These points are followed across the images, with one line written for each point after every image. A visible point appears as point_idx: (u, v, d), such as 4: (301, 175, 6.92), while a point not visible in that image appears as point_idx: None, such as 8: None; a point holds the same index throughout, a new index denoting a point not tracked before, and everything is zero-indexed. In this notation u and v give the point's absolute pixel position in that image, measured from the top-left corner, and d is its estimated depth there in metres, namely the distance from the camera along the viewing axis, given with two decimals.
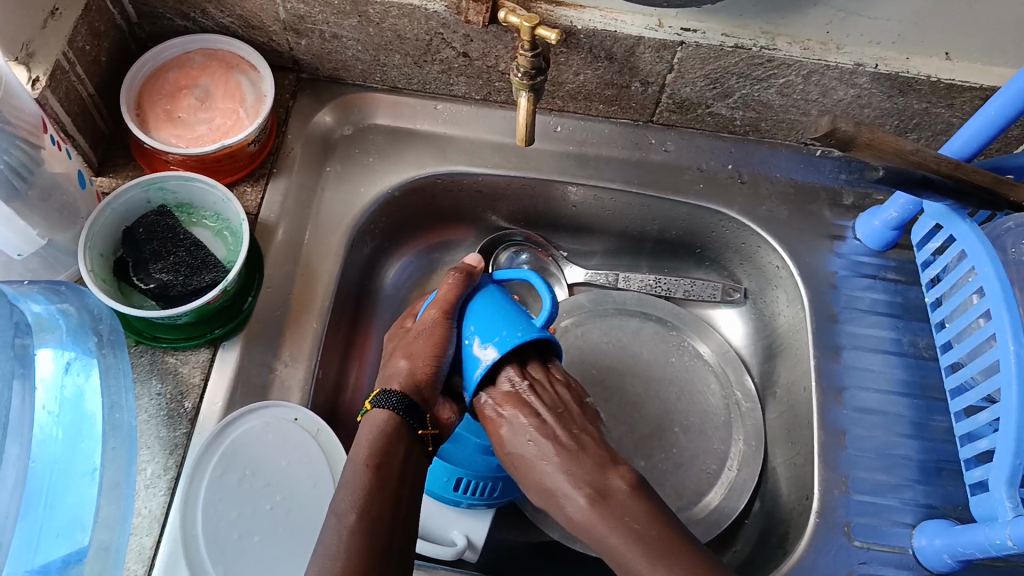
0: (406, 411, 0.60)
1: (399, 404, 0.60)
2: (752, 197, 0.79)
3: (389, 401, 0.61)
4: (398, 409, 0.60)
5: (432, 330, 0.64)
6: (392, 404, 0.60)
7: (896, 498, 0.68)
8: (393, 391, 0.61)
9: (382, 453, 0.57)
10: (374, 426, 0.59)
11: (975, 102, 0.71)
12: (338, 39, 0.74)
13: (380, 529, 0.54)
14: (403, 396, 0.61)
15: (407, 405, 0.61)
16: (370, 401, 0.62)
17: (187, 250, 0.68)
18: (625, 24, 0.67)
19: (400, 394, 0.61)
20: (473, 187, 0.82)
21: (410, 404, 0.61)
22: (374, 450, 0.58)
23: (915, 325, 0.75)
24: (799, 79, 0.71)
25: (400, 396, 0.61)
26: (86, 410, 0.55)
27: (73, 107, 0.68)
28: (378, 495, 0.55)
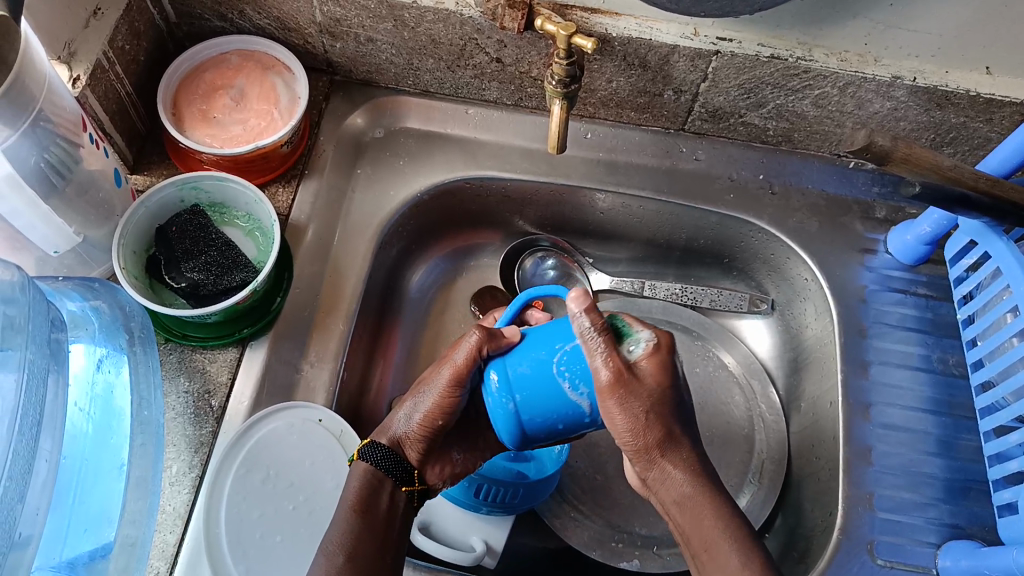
0: (391, 469, 0.58)
1: (382, 460, 0.58)
2: (783, 208, 0.79)
3: (375, 455, 0.58)
4: (381, 466, 0.57)
5: (444, 389, 0.57)
6: (378, 457, 0.58)
7: (921, 518, 0.67)
8: (379, 443, 0.59)
9: (363, 505, 0.56)
10: (354, 480, 0.57)
11: (1015, 118, 0.70)
12: (373, 42, 0.74)
13: (372, 567, 0.54)
14: (389, 451, 0.58)
15: (393, 461, 0.58)
16: (358, 449, 0.59)
17: (217, 250, 0.69)
18: (661, 32, 0.67)
19: (387, 449, 0.58)
20: (502, 192, 0.82)
21: (396, 460, 0.58)
22: (358, 497, 0.56)
23: (946, 341, 0.74)
24: (835, 90, 0.70)
25: (387, 451, 0.58)
26: (116, 405, 0.57)
27: (111, 106, 0.69)
28: (376, 523, 0.56)
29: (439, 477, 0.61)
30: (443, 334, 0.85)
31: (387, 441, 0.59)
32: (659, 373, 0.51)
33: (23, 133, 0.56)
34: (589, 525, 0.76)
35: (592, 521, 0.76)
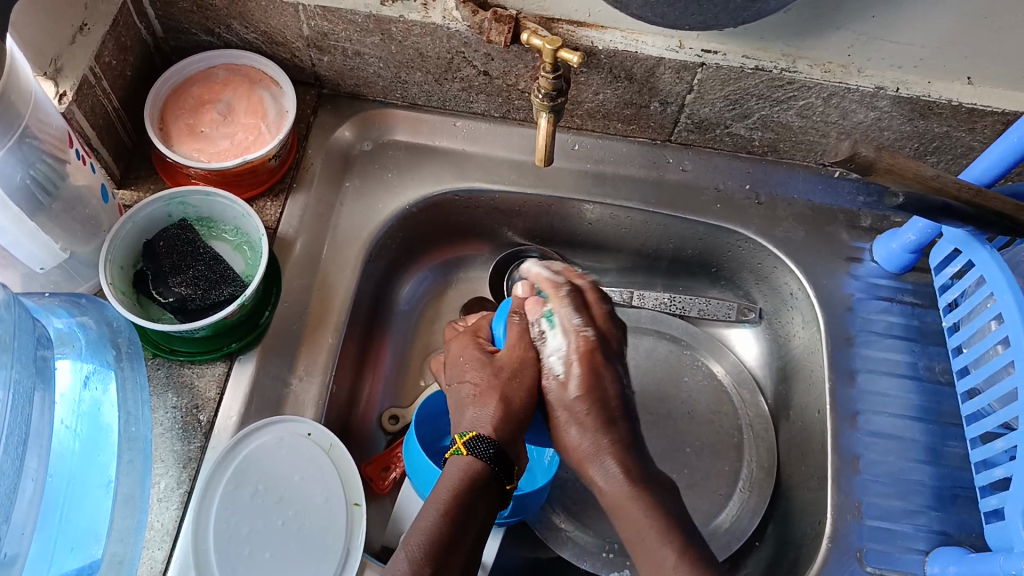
0: (496, 465, 0.56)
1: (491, 455, 0.56)
2: (769, 218, 0.79)
3: (481, 450, 0.56)
4: (489, 461, 0.56)
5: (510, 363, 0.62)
6: (486, 453, 0.56)
7: (910, 525, 0.67)
8: (485, 436, 0.57)
9: (461, 508, 0.54)
10: (458, 475, 0.55)
11: (997, 127, 0.71)
12: (360, 56, 0.75)
13: None
14: (497, 447, 0.57)
15: (497, 458, 0.56)
16: (462, 442, 0.57)
17: (205, 265, 0.69)
18: (646, 45, 0.67)
19: (491, 443, 0.57)
20: (490, 204, 0.82)
21: (501, 455, 0.57)
22: (457, 498, 0.54)
23: (932, 349, 0.74)
24: (819, 101, 0.71)
25: (493, 445, 0.57)
26: (103, 422, 0.56)
27: (98, 121, 0.69)
28: (468, 530, 0.54)
29: (528, 465, 0.61)
30: (432, 346, 0.84)
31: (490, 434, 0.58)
32: (582, 345, 0.63)
33: (8, 149, 0.56)
34: (580, 535, 0.76)
35: (583, 532, 0.76)
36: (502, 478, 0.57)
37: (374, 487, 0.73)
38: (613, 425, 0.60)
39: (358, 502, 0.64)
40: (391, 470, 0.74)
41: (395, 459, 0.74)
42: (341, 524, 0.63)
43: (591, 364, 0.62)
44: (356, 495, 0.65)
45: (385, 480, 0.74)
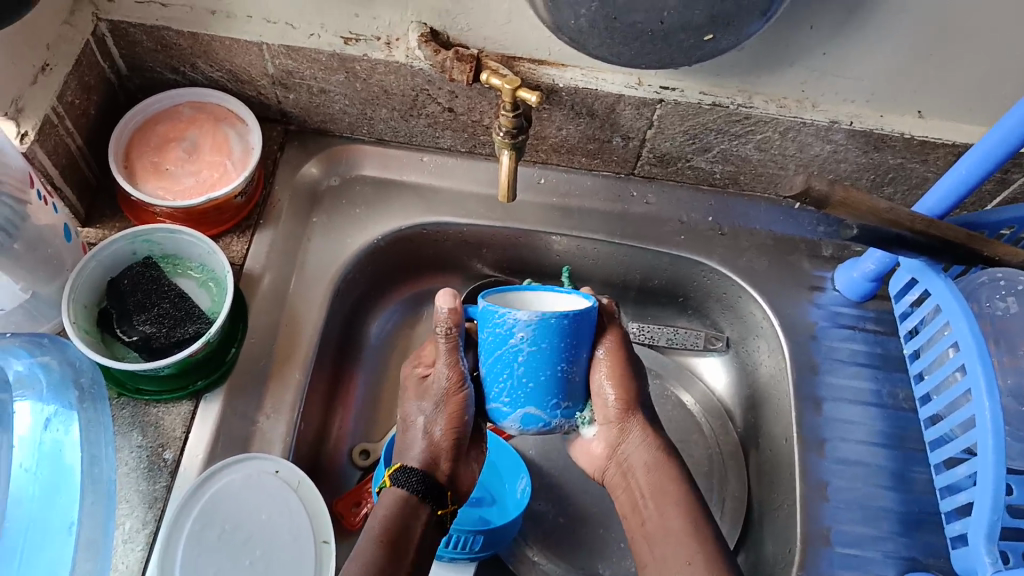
0: (424, 492, 0.60)
1: (416, 484, 0.60)
2: (732, 248, 0.80)
3: (406, 480, 0.60)
4: (417, 490, 0.60)
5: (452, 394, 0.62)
6: (411, 483, 0.60)
7: (877, 551, 0.68)
8: (411, 467, 0.61)
9: (395, 535, 0.57)
10: (387, 506, 0.59)
11: (949, 158, 0.73)
12: (325, 93, 0.75)
13: None
14: (422, 475, 0.60)
15: (425, 485, 0.60)
16: (389, 475, 0.61)
17: (170, 303, 0.68)
18: (606, 82, 0.69)
19: (420, 474, 0.60)
20: (458, 237, 0.83)
21: (428, 483, 0.60)
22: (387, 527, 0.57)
23: (895, 376, 0.76)
24: (776, 135, 0.73)
25: (420, 475, 0.60)
26: (65, 464, 0.56)
27: (62, 159, 0.69)
28: (403, 552, 0.57)
29: (470, 481, 0.66)
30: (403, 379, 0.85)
31: (416, 463, 0.61)
32: (622, 390, 0.63)
33: None
34: (553, 567, 0.76)
35: (557, 565, 0.76)
36: (435, 503, 0.61)
37: (345, 523, 0.73)
38: (667, 465, 0.66)
39: (325, 540, 0.64)
40: (362, 505, 0.74)
41: (364, 496, 0.74)
42: (309, 563, 0.63)
43: (623, 413, 0.65)
44: (324, 533, 0.64)
45: (357, 516, 0.73)
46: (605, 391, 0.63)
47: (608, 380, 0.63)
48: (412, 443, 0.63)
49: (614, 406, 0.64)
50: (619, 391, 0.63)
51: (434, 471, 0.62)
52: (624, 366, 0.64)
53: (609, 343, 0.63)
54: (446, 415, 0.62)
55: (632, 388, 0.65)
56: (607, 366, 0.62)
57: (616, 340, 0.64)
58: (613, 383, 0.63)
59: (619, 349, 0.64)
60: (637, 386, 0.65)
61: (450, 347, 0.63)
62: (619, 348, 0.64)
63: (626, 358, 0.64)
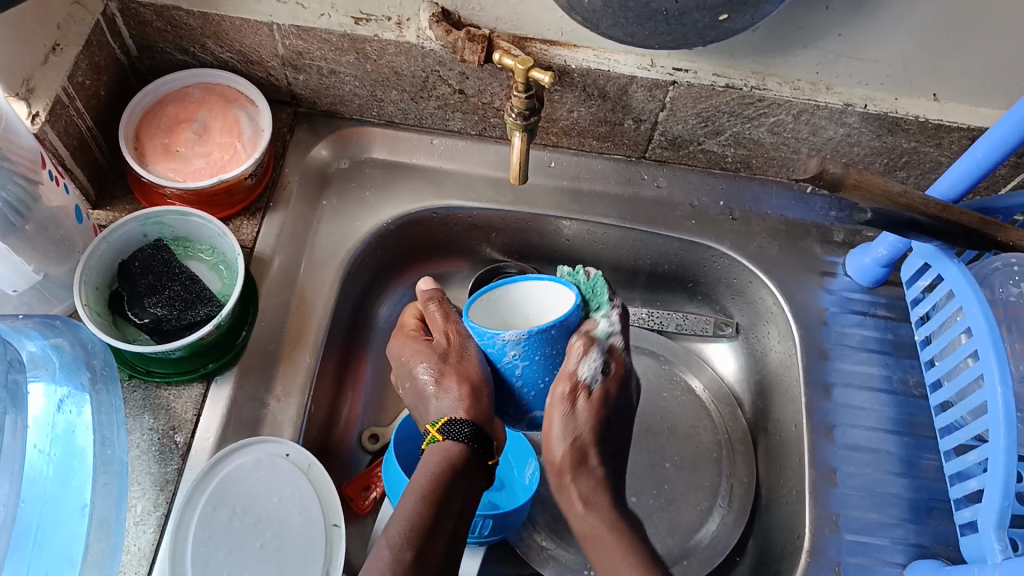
0: (475, 444, 0.58)
1: (469, 436, 0.58)
2: (743, 233, 0.80)
3: (456, 433, 0.58)
4: (468, 442, 0.58)
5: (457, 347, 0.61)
6: (463, 436, 0.58)
7: (886, 538, 0.68)
8: (459, 418, 0.58)
9: (445, 490, 0.56)
10: (438, 460, 0.57)
11: (963, 142, 0.72)
12: (336, 75, 0.75)
13: None
14: (474, 426, 0.58)
15: (475, 438, 0.58)
16: (438, 428, 0.58)
17: (181, 285, 0.69)
18: (618, 63, 0.68)
19: (471, 425, 0.58)
20: (468, 221, 0.83)
21: (479, 434, 0.58)
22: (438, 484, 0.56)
23: (905, 362, 0.75)
24: (789, 118, 0.72)
25: (472, 425, 0.58)
26: (76, 445, 0.57)
27: (73, 141, 0.69)
28: (449, 512, 0.56)
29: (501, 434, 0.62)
30: None
31: (463, 413, 0.58)
32: (567, 442, 0.59)
33: None
34: (562, 552, 0.76)
35: (566, 549, 0.76)
36: (481, 458, 0.59)
37: (354, 507, 0.73)
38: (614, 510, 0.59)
39: (336, 523, 0.64)
40: (372, 489, 0.74)
41: (374, 480, 0.74)
42: (319, 546, 0.63)
43: (565, 471, 0.60)
44: (335, 516, 0.65)
45: (367, 500, 0.74)
46: (555, 444, 0.60)
47: (551, 423, 0.60)
48: (444, 392, 0.59)
49: (559, 458, 0.60)
50: (567, 445, 0.60)
51: (483, 418, 0.59)
52: (569, 420, 0.59)
53: (566, 382, 0.58)
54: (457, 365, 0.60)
55: (586, 442, 0.60)
56: (561, 417, 0.59)
57: (570, 386, 0.58)
58: (561, 434, 0.59)
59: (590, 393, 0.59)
60: (588, 441, 0.60)
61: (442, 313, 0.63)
62: (575, 391, 0.59)
63: (580, 402, 0.59)
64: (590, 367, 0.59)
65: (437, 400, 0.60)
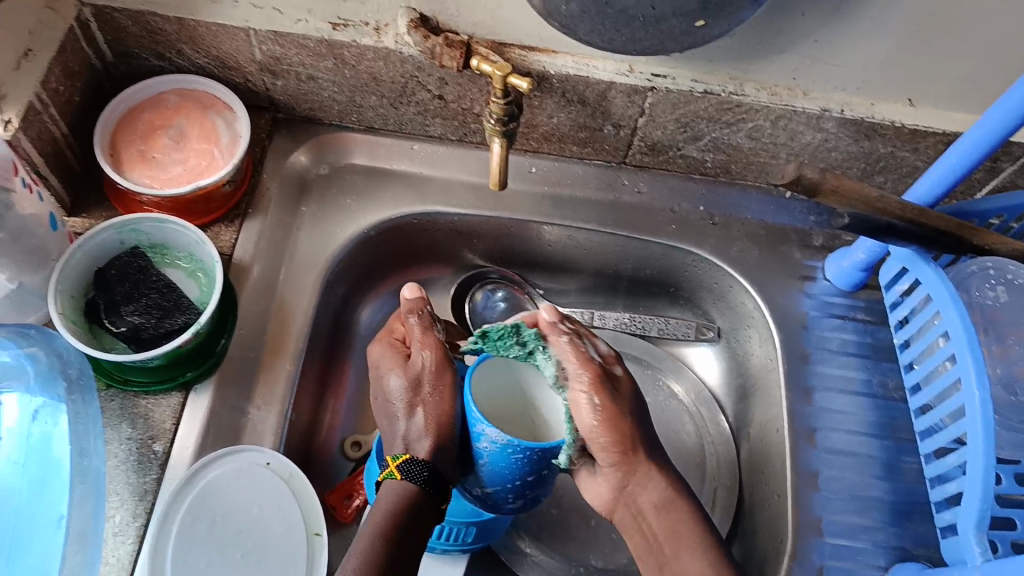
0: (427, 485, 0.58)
1: (425, 479, 0.58)
2: (724, 238, 0.80)
3: (411, 472, 0.58)
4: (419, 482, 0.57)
5: (430, 363, 0.62)
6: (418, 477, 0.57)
7: (870, 541, 0.68)
8: (417, 457, 0.58)
9: (398, 529, 0.56)
10: (390, 496, 0.57)
11: (939, 147, 0.72)
12: (313, 80, 0.74)
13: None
14: (429, 468, 0.58)
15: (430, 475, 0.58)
16: (397, 463, 0.58)
17: (159, 293, 0.68)
18: (597, 69, 0.68)
19: (426, 466, 0.58)
20: (449, 226, 0.82)
21: (434, 477, 0.58)
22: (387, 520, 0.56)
23: (885, 366, 0.76)
24: (768, 124, 0.72)
25: (429, 467, 0.58)
26: (53, 458, 0.57)
27: (46, 148, 0.68)
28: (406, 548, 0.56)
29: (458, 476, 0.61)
30: None
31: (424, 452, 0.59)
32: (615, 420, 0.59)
33: None
34: (545, 559, 0.76)
35: (549, 556, 0.76)
36: (434, 498, 0.58)
37: (337, 514, 0.73)
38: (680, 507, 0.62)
39: (318, 532, 0.64)
40: (354, 498, 0.73)
41: (357, 487, 0.73)
42: (301, 556, 0.63)
43: (625, 448, 0.60)
44: (317, 525, 0.65)
45: (349, 508, 0.73)
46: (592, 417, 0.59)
47: (607, 423, 0.59)
48: (412, 412, 0.60)
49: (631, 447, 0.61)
50: (637, 428, 0.61)
51: (440, 460, 0.59)
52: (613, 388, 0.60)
53: (594, 370, 0.59)
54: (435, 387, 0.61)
55: (638, 420, 0.62)
56: (614, 403, 0.59)
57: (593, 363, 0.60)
58: (606, 419, 0.58)
59: (626, 375, 0.63)
60: (638, 419, 0.61)
61: (422, 323, 0.65)
62: (607, 383, 0.60)
63: (622, 382, 0.62)
64: (592, 357, 0.61)
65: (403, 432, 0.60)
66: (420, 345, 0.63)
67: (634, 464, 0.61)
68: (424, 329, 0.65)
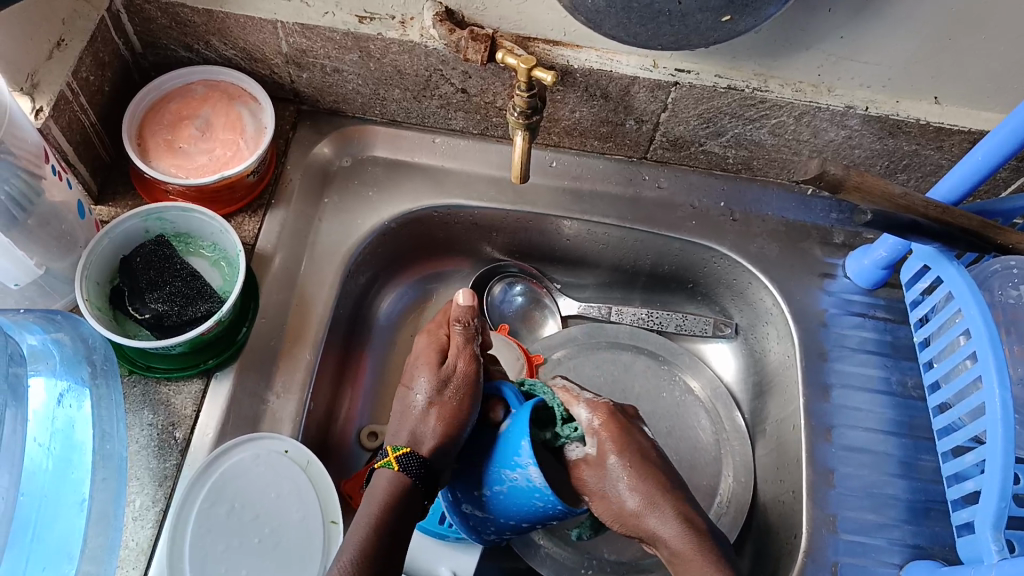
0: (421, 479, 0.57)
1: (418, 473, 0.57)
2: (744, 234, 0.80)
3: (409, 466, 0.57)
4: (414, 476, 0.56)
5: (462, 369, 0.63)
6: (413, 470, 0.57)
7: (884, 539, 0.68)
8: (415, 452, 0.58)
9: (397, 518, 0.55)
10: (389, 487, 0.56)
11: (964, 145, 0.72)
12: (338, 73, 0.75)
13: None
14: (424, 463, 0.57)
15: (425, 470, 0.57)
16: (394, 454, 0.57)
17: (182, 281, 0.69)
18: (621, 64, 0.68)
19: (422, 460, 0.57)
20: (469, 220, 0.83)
21: (426, 472, 0.57)
22: (382, 510, 0.55)
23: (904, 364, 0.76)
24: (791, 120, 0.72)
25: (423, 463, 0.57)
26: (77, 440, 0.57)
27: (75, 137, 0.69)
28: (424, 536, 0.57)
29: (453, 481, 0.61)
30: None
31: (426, 449, 0.59)
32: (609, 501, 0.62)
33: None
34: (559, 550, 0.76)
35: (563, 548, 0.77)
36: (425, 494, 0.57)
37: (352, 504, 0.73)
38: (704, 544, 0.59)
39: (334, 520, 0.65)
40: None
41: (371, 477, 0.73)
42: (317, 542, 0.63)
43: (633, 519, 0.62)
44: (333, 513, 0.65)
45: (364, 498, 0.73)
46: (597, 502, 0.63)
47: (594, 499, 0.63)
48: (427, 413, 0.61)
49: (634, 509, 0.61)
50: (634, 489, 0.61)
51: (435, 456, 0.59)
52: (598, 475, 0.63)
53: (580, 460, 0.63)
54: (455, 388, 0.62)
55: (646, 483, 0.62)
56: (602, 482, 0.62)
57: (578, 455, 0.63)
58: (600, 501, 0.63)
59: (620, 441, 0.63)
60: (638, 486, 0.61)
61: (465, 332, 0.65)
62: (591, 467, 0.63)
63: (614, 457, 0.62)
64: (581, 449, 0.64)
65: (414, 425, 0.61)
66: (455, 353, 0.64)
67: (640, 516, 0.61)
68: (466, 340, 0.65)
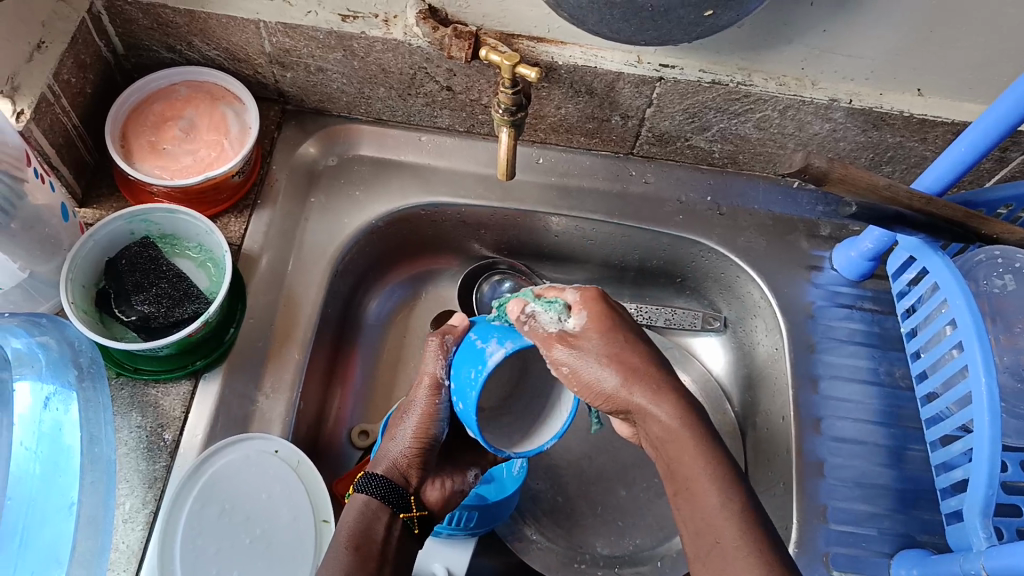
0: (388, 497, 0.56)
1: (380, 490, 0.57)
2: (731, 228, 0.81)
3: (372, 486, 0.57)
4: (377, 494, 0.56)
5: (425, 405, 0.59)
6: (373, 487, 0.57)
7: (875, 529, 0.69)
8: (377, 474, 0.58)
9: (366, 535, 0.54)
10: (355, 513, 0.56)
11: (947, 136, 0.73)
12: (323, 72, 0.75)
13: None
14: (385, 480, 0.57)
15: (389, 488, 0.57)
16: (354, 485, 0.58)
17: (169, 282, 0.69)
18: (606, 60, 0.68)
19: (383, 478, 0.57)
20: (457, 217, 0.83)
21: (391, 488, 0.57)
22: (354, 534, 0.54)
23: (892, 354, 0.76)
24: (775, 113, 0.73)
25: (385, 479, 0.57)
26: (64, 444, 0.56)
27: (58, 139, 0.69)
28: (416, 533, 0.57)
29: (438, 496, 0.60)
30: (401, 359, 0.85)
31: (381, 471, 0.58)
32: (608, 367, 0.52)
33: None
34: (552, 545, 0.77)
35: (555, 542, 0.77)
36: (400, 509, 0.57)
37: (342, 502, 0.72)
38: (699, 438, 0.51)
39: (326, 519, 0.64)
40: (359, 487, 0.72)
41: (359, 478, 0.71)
42: (310, 542, 0.63)
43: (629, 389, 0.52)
44: (325, 512, 0.65)
45: None
46: (593, 376, 0.52)
47: (576, 382, 0.52)
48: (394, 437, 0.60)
49: (613, 387, 0.52)
50: (619, 363, 0.52)
51: (398, 476, 0.58)
52: (577, 347, 0.52)
53: (557, 338, 0.51)
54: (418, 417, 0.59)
55: (624, 354, 0.52)
56: (582, 360, 0.51)
57: (544, 333, 0.52)
58: (599, 362, 0.52)
59: (595, 320, 0.53)
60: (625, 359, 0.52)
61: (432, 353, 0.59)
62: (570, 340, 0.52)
63: (590, 332, 0.53)
64: (556, 322, 0.52)
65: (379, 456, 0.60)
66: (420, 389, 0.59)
67: (621, 395, 0.52)
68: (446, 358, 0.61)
